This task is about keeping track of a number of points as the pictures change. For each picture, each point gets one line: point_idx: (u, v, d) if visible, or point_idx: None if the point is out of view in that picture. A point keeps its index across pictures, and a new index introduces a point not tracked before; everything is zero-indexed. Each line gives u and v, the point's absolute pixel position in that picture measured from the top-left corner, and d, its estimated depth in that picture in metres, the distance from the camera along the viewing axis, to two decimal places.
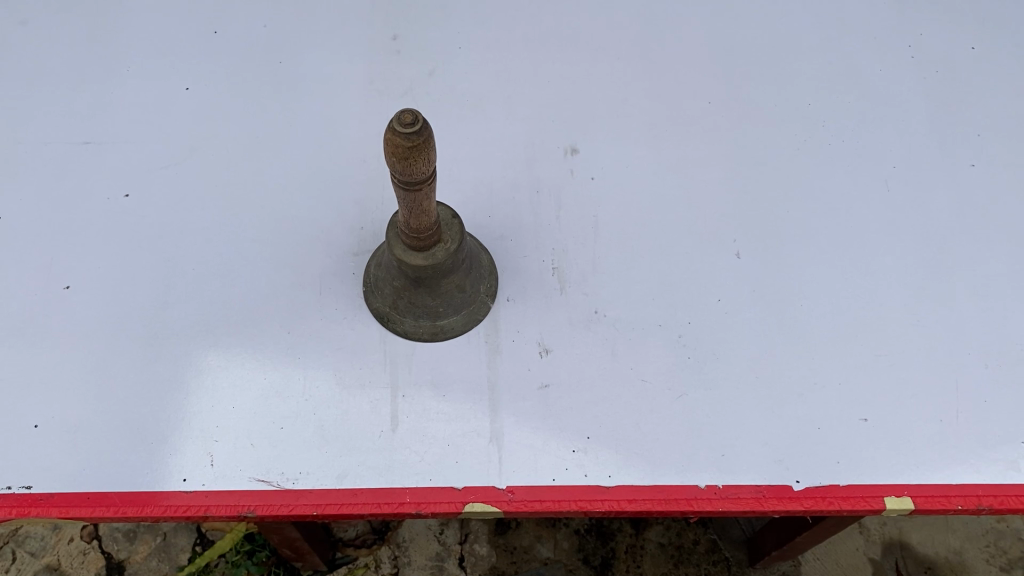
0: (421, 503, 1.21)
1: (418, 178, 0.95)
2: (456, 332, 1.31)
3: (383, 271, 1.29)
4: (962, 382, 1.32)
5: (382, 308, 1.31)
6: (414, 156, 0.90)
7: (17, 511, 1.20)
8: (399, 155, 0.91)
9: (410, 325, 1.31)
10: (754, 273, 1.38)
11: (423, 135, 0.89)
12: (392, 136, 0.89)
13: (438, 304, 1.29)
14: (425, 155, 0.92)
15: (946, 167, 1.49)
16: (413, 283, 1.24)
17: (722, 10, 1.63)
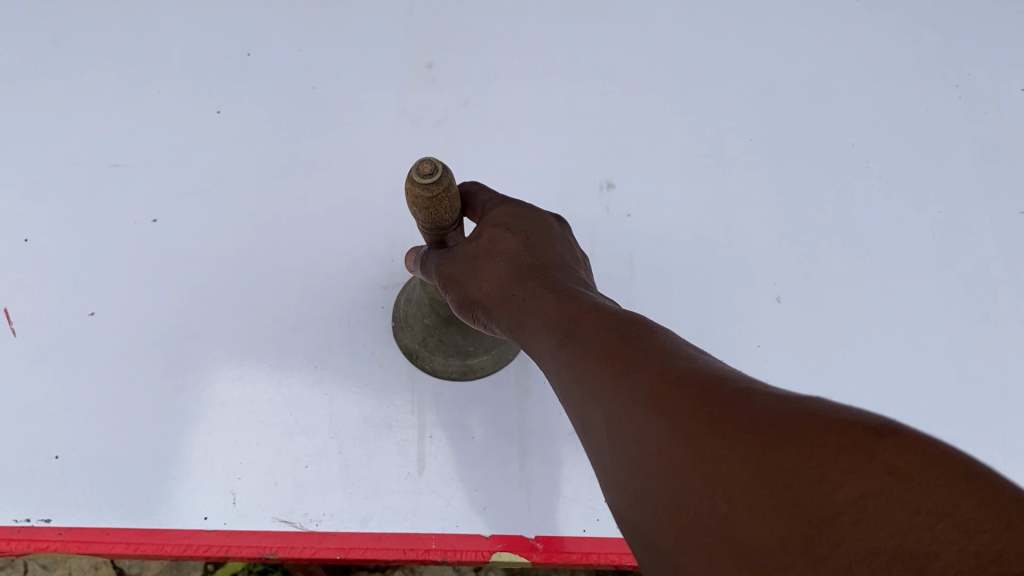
0: (448, 550, 1.19)
1: (444, 224, 0.90)
2: (484, 371, 1.27)
3: (412, 307, 1.24)
4: (1006, 440, 1.28)
5: (412, 345, 1.27)
6: (437, 205, 0.85)
7: (34, 544, 1.17)
8: (426, 211, 0.86)
9: (439, 363, 1.27)
10: (794, 319, 1.34)
11: (444, 183, 0.84)
12: (415, 194, 0.84)
13: (468, 343, 1.22)
14: (452, 201, 0.87)
15: (995, 215, 1.45)
16: (444, 326, 1.19)
17: (765, 43, 1.58)
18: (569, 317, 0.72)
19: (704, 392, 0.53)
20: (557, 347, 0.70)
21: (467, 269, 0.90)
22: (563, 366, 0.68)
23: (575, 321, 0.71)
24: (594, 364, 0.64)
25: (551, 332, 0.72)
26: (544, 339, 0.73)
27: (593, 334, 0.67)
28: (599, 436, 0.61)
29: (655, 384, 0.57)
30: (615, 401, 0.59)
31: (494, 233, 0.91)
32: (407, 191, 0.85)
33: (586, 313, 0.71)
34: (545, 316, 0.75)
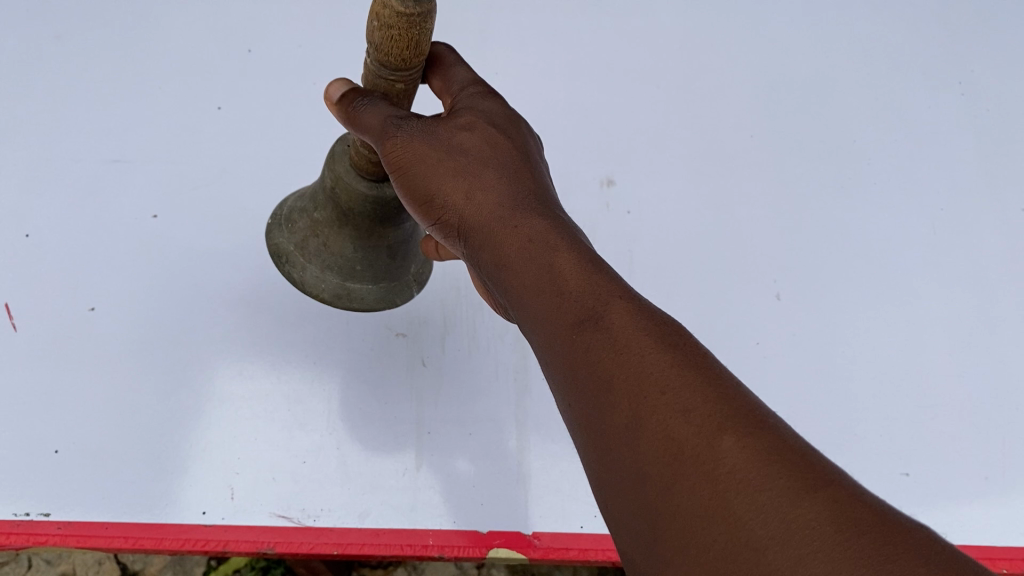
0: (445, 546, 1.19)
1: (402, 59, 0.81)
2: (362, 302, 1.08)
3: (303, 202, 1.09)
4: (1007, 438, 1.27)
5: (286, 246, 1.08)
6: (405, 28, 0.77)
7: (33, 538, 1.16)
8: (384, 24, 0.77)
9: (310, 276, 1.07)
10: (793, 316, 1.34)
11: (421, 8, 0.76)
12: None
13: (358, 260, 1.07)
14: (422, 36, 0.79)
15: (996, 211, 1.44)
16: (337, 222, 1.04)
17: (767, 39, 1.58)
18: (595, 289, 0.69)
19: (785, 461, 0.55)
20: (573, 319, 0.68)
21: (445, 163, 0.85)
22: (585, 341, 0.66)
23: (608, 300, 0.68)
24: (637, 362, 0.63)
25: (574, 302, 0.69)
26: (558, 308, 0.69)
27: (632, 324, 0.66)
28: (629, 437, 0.61)
29: (722, 428, 0.57)
30: (669, 425, 0.59)
31: (490, 149, 0.86)
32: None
33: (617, 289, 0.69)
34: (559, 276, 0.71)
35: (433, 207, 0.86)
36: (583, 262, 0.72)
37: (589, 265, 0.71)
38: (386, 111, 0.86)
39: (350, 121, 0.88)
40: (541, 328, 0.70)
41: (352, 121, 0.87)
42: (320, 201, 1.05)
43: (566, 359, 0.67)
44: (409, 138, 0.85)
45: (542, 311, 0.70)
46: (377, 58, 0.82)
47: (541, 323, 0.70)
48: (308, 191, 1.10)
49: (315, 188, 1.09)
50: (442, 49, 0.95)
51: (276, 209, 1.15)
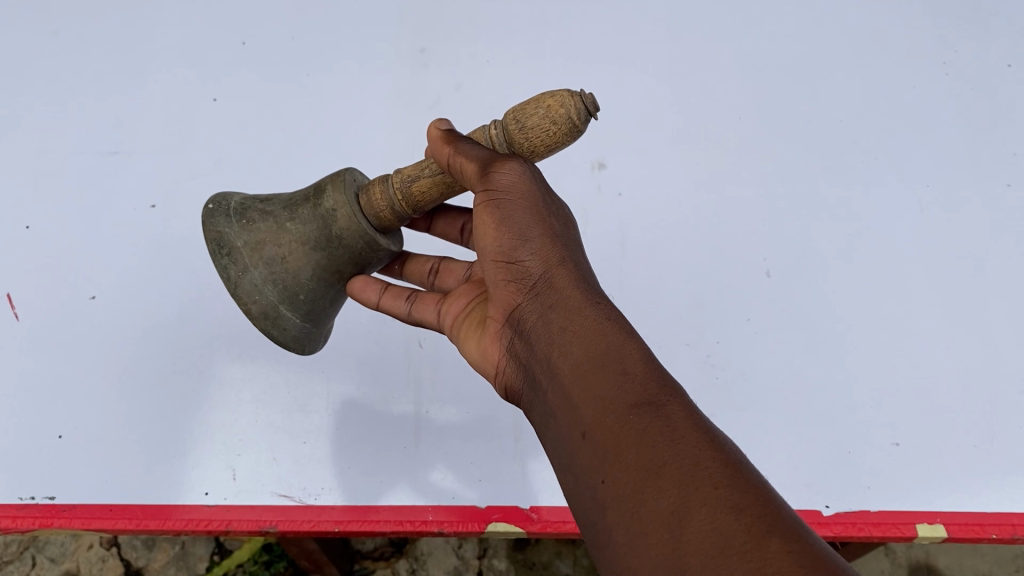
0: (445, 521, 1.21)
1: (527, 145, 0.90)
2: (286, 331, 1.00)
3: (272, 206, 1.02)
4: (996, 406, 1.29)
5: (235, 239, 0.98)
6: (559, 131, 0.87)
7: (40, 521, 1.19)
8: (551, 117, 0.86)
9: (249, 282, 0.97)
10: (783, 293, 1.37)
11: (580, 127, 0.88)
12: (570, 102, 0.86)
13: (303, 288, 1.00)
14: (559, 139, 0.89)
15: (981, 188, 1.46)
16: (314, 243, 0.98)
17: (754, 22, 1.60)
18: (658, 382, 0.71)
19: (826, 572, 0.54)
20: (633, 399, 0.70)
21: (537, 216, 0.87)
22: (641, 421, 0.68)
23: (669, 397, 0.70)
24: (690, 453, 0.64)
25: (636, 385, 0.71)
26: (620, 386, 0.71)
27: (690, 421, 0.68)
28: (673, 523, 0.60)
29: (768, 531, 0.57)
30: (716, 520, 0.59)
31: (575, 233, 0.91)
32: (563, 92, 0.86)
33: (681, 394, 0.71)
34: (624, 360, 0.74)
35: (508, 255, 0.89)
36: (649, 359, 0.74)
37: (652, 361, 0.74)
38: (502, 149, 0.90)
39: (449, 147, 0.91)
40: (596, 401, 0.72)
41: (455, 144, 0.91)
42: (302, 213, 0.99)
43: (618, 434, 0.68)
44: (520, 174, 0.87)
45: (603, 388, 0.72)
46: (511, 128, 0.90)
47: (597, 397, 0.72)
48: (279, 199, 1.03)
49: (289, 200, 1.02)
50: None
51: (221, 195, 1.04)
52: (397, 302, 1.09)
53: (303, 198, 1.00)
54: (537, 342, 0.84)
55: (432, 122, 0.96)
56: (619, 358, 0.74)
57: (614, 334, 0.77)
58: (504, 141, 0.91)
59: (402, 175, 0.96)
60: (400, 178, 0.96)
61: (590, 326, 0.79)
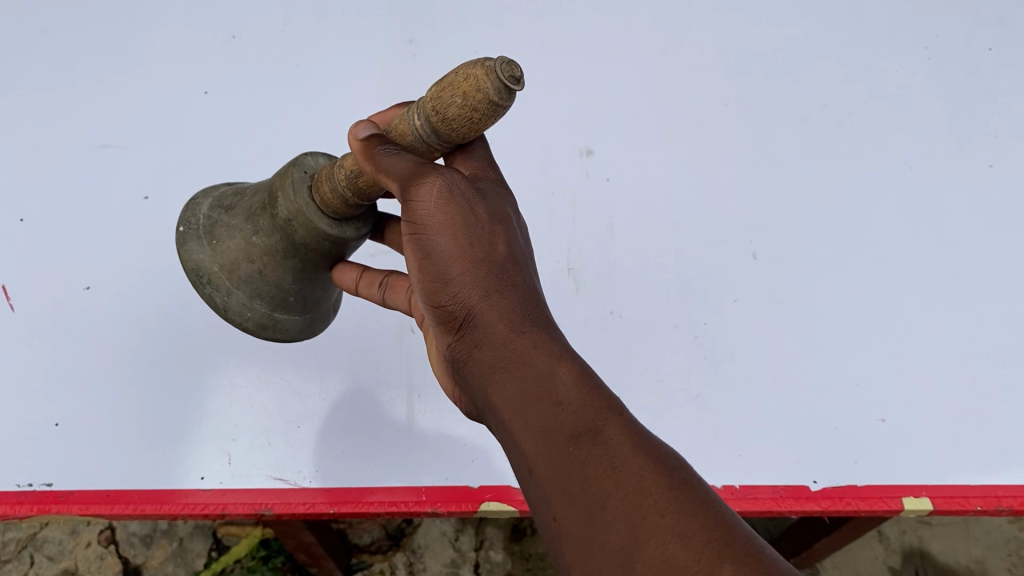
0: (438, 502, 1.22)
1: (455, 130, 0.78)
2: (287, 333, 1.02)
3: (233, 218, 0.98)
4: (980, 381, 1.31)
5: (209, 265, 0.97)
6: (483, 114, 0.75)
7: (38, 507, 1.20)
8: (470, 105, 0.74)
9: (236, 303, 0.97)
10: (769, 274, 1.39)
11: (506, 101, 0.74)
12: (486, 83, 0.72)
13: (291, 290, 0.99)
14: (485, 119, 0.76)
15: (964, 169, 1.49)
16: (282, 252, 0.95)
17: (738, 10, 1.62)
18: (595, 407, 0.71)
19: None
20: (570, 431, 0.69)
21: (461, 244, 0.82)
22: (580, 453, 0.68)
23: (607, 421, 0.70)
24: (636, 480, 0.65)
25: (572, 414, 0.70)
26: (557, 418, 0.71)
27: (631, 445, 0.68)
28: (625, 558, 0.61)
29: (721, 555, 0.58)
30: (667, 551, 0.60)
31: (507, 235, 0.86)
32: (477, 70, 0.72)
33: (621, 414, 0.71)
34: (558, 386, 0.73)
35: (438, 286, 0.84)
36: (585, 383, 0.73)
37: (588, 385, 0.73)
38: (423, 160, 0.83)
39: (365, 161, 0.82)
40: (536, 437, 0.71)
41: (371, 157, 0.82)
42: (263, 225, 0.94)
43: (560, 468, 0.69)
44: (437, 197, 0.81)
45: (540, 420, 0.72)
46: (432, 119, 0.78)
47: (537, 432, 0.72)
48: (240, 206, 0.98)
49: (249, 206, 0.97)
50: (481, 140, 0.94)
51: (188, 213, 1.01)
52: (371, 289, 1.06)
53: (259, 207, 0.95)
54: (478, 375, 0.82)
55: (353, 124, 0.83)
56: (550, 385, 0.73)
57: (544, 364, 0.75)
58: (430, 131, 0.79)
59: (346, 172, 0.85)
60: (343, 176, 0.86)
61: (524, 357, 0.76)
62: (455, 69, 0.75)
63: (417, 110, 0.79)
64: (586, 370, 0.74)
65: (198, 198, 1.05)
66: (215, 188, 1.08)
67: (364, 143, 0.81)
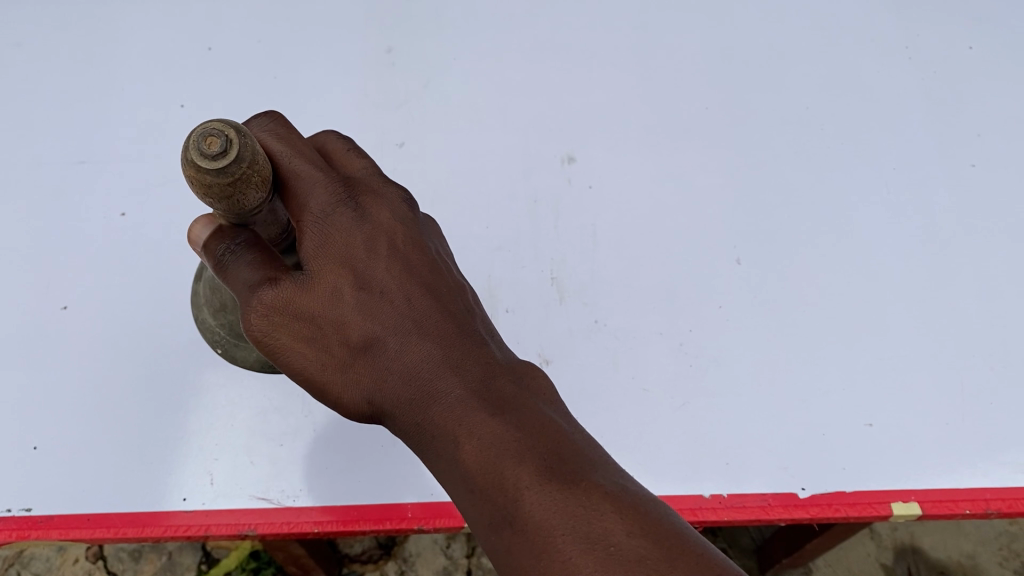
0: (424, 518, 1.21)
1: (251, 206, 0.81)
2: None
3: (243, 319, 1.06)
4: (965, 383, 1.31)
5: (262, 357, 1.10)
6: (239, 187, 0.77)
7: (17, 533, 1.18)
8: (223, 193, 0.76)
9: None
10: (753, 279, 1.38)
11: (236, 163, 0.75)
12: (207, 176, 0.74)
13: None
14: (243, 191, 0.78)
15: (946, 168, 1.48)
16: None
17: (719, 14, 1.62)
18: (496, 484, 0.74)
19: None
20: (487, 520, 0.74)
21: (318, 351, 0.83)
22: (500, 541, 0.73)
23: (514, 494, 0.73)
24: (560, 558, 0.69)
25: (482, 504, 0.75)
26: (471, 507, 0.76)
27: (539, 516, 0.71)
28: None
29: None
30: None
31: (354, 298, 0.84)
32: (189, 170, 0.75)
33: (531, 474, 0.74)
34: (465, 477, 0.76)
35: None
36: (481, 458, 0.76)
37: (481, 459, 0.76)
38: (244, 274, 0.83)
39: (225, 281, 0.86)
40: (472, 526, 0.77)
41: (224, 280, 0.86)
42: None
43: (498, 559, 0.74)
44: (268, 318, 0.82)
45: (468, 513, 0.77)
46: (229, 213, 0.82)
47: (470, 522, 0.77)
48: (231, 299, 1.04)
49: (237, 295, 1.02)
50: (281, 167, 0.86)
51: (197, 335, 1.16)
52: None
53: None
54: None
55: (193, 229, 0.88)
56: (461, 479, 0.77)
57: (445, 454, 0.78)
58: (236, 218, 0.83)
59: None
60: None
61: (429, 449, 0.81)
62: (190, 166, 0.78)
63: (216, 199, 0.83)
64: (481, 442, 0.77)
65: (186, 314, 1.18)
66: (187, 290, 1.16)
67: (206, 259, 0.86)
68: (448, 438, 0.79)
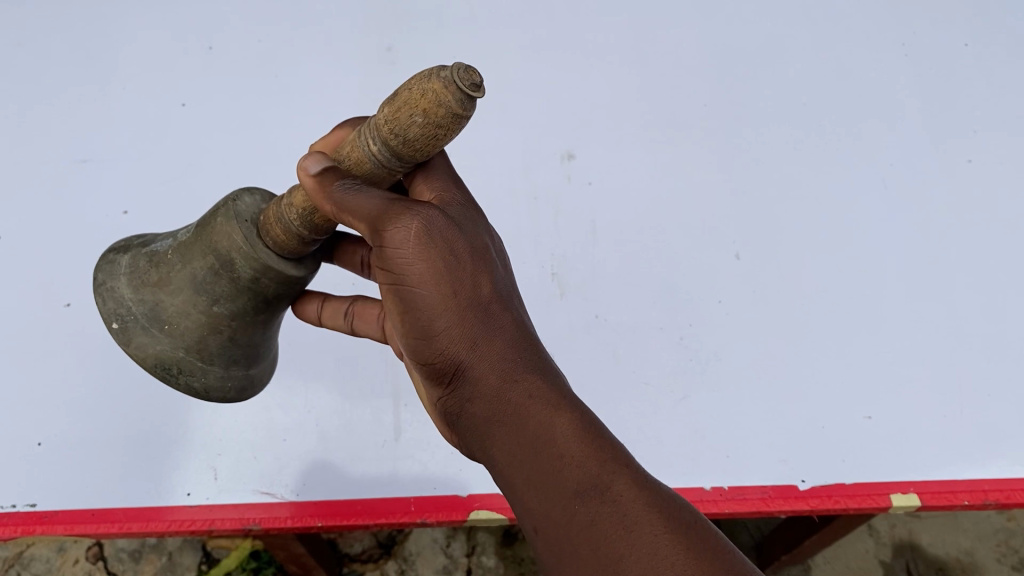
0: (428, 512, 1.21)
1: (423, 155, 0.74)
2: (266, 385, 0.98)
3: (172, 300, 0.86)
4: (963, 376, 1.32)
5: (174, 353, 0.86)
6: (450, 131, 0.71)
7: (22, 528, 1.18)
8: (430, 123, 0.69)
9: (214, 380, 0.89)
10: (752, 274, 1.39)
11: (472, 107, 0.70)
12: (445, 98, 0.67)
13: (264, 343, 0.94)
14: (451, 134, 0.71)
15: (942, 164, 1.49)
16: (249, 311, 0.88)
17: (716, 11, 1.63)
18: (599, 458, 0.70)
19: None
20: (576, 488, 0.68)
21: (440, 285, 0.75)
22: (590, 512, 0.68)
23: (614, 473, 0.69)
24: (647, 543, 0.66)
25: (577, 470, 0.69)
26: (559, 474, 0.69)
27: (639, 498, 0.68)
28: None
29: None
30: None
31: (487, 262, 0.79)
32: (433, 84, 0.68)
33: (623, 461, 0.71)
34: (560, 441, 0.70)
35: (417, 349, 0.77)
36: (585, 432, 0.71)
37: (588, 433, 0.71)
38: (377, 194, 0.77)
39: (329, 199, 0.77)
40: (541, 497, 0.70)
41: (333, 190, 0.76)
42: (224, 291, 0.86)
43: (568, 533, 0.68)
44: (422, 233, 0.75)
45: (543, 481, 0.70)
46: (392, 144, 0.73)
47: (541, 494, 0.70)
48: (176, 275, 0.87)
49: (191, 274, 0.86)
50: None
51: (108, 304, 0.87)
52: (335, 319, 1.04)
53: (209, 273, 0.85)
54: (471, 440, 0.77)
55: (303, 159, 0.78)
56: (550, 444, 0.70)
57: (542, 414, 0.71)
58: (391, 155, 0.74)
59: (295, 211, 0.81)
60: (294, 214, 0.81)
61: (515, 409, 0.72)
62: (406, 85, 0.70)
63: (371, 137, 0.74)
64: (585, 416, 0.72)
65: (103, 281, 0.89)
66: (111, 260, 0.92)
67: (317, 180, 0.76)
68: (550, 400, 0.72)
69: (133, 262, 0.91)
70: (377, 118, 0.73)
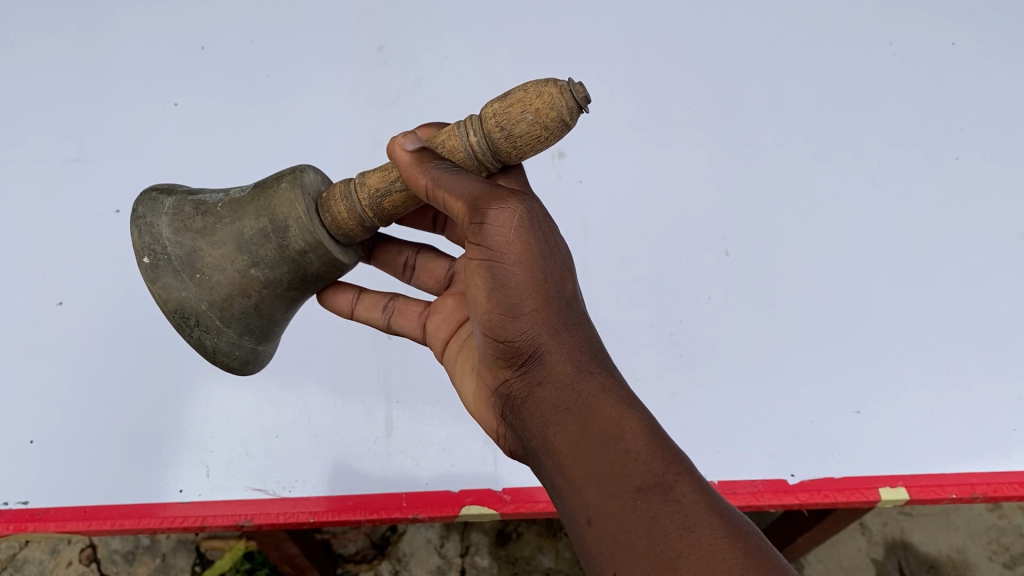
0: (420, 507, 1.21)
1: (513, 154, 0.92)
2: (264, 364, 1.05)
3: (212, 251, 0.94)
4: (950, 371, 1.32)
5: (198, 304, 0.93)
6: (547, 134, 0.89)
7: (15, 525, 1.18)
8: (538, 121, 0.87)
9: (225, 344, 0.97)
10: (741, 270, 1.40)
11: (573, 117, 0.89)
12: (560, 100, 0.86)
13: (276, 321, 1.01)
14: (548, 139, 0.90)
15: (929, 161, 1.50)
16: (282, 285, 0.97)
17: (705, 10, 1.64)
18: (663, 459, 0.75)
19: None
20: (640, 482, 0.74)
21: (533, 281, 0.88)
22: (650, 507, 0.72)
23: (677, 476, 0.74)
24: (705, 545, 0.68)
25: (640, 465, 0.75)
26: (624, 467, 0.75)
27: (698, 497, 0.72)
28: None
29: None
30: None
31: (572, 285, 0.91)
32: (549, 89, 0.87)
33: (683, 463, 0.76)
34: (626, 433, 0.78)
35: (500, 332, 0.89)
36: (650, 432, 0.78)
37: (653, 435, 0.78)
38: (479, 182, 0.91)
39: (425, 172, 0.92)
40: (602, 480, 0.76)
41: (432, 171, 0.92)
42: (267, 256, 0.94)
43: (624, 518, 0.73)
44: (519, 223, 0.87)
45: (605, 465, 0.76)
46: (495, 135, 0.91)
47: (602, 477, 0.76)
48: (224, 228, 0.94)
49: (238, 232, 0.94)
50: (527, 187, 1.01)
51: (145, 239, 0.94)
52: (375, 312, 1.17)
53: (257, 235, 0.94)
54: (538, 426, 0.86)
55: (398, 141, 0.96)
56: (617, 433, 0.78)
57: (612, 407, 0.80)
58: (489, 147, 0.92)
59: (368, 191, 0.96)
60: (365, 194, 0.96)
61: (587, 400, 0.82)
62: (521, 88, 0.89)
63: (476, 130, 0.92)
64: (651, 422, 0.79)
65: (143, 215, 0.96)
66: (152, 198, 0.98)
67: (415, 158, 0.93)
68: (619, 399, 0.81)
69: (176, 205, 0.97)
70: (486, 113, 0.91)
